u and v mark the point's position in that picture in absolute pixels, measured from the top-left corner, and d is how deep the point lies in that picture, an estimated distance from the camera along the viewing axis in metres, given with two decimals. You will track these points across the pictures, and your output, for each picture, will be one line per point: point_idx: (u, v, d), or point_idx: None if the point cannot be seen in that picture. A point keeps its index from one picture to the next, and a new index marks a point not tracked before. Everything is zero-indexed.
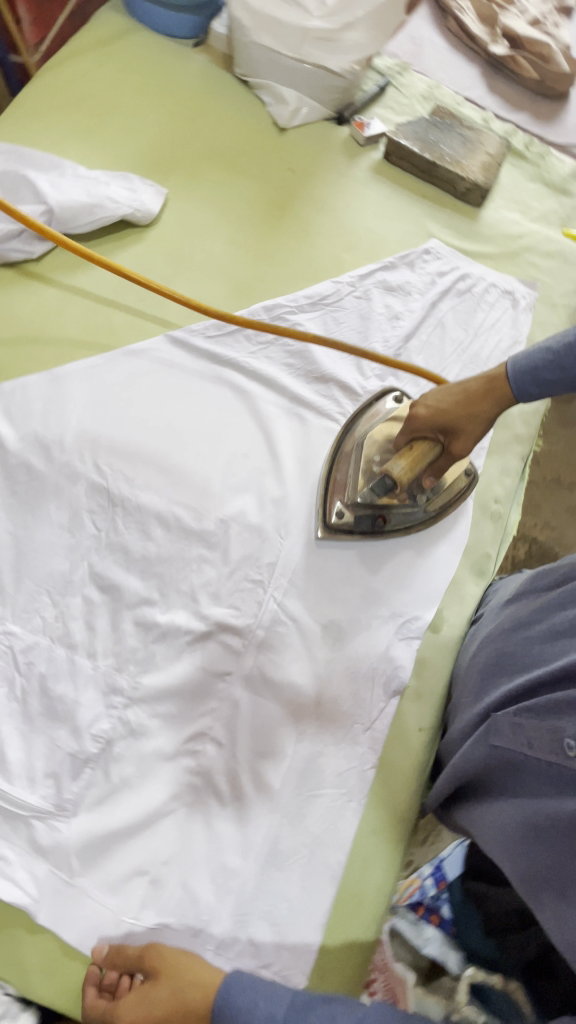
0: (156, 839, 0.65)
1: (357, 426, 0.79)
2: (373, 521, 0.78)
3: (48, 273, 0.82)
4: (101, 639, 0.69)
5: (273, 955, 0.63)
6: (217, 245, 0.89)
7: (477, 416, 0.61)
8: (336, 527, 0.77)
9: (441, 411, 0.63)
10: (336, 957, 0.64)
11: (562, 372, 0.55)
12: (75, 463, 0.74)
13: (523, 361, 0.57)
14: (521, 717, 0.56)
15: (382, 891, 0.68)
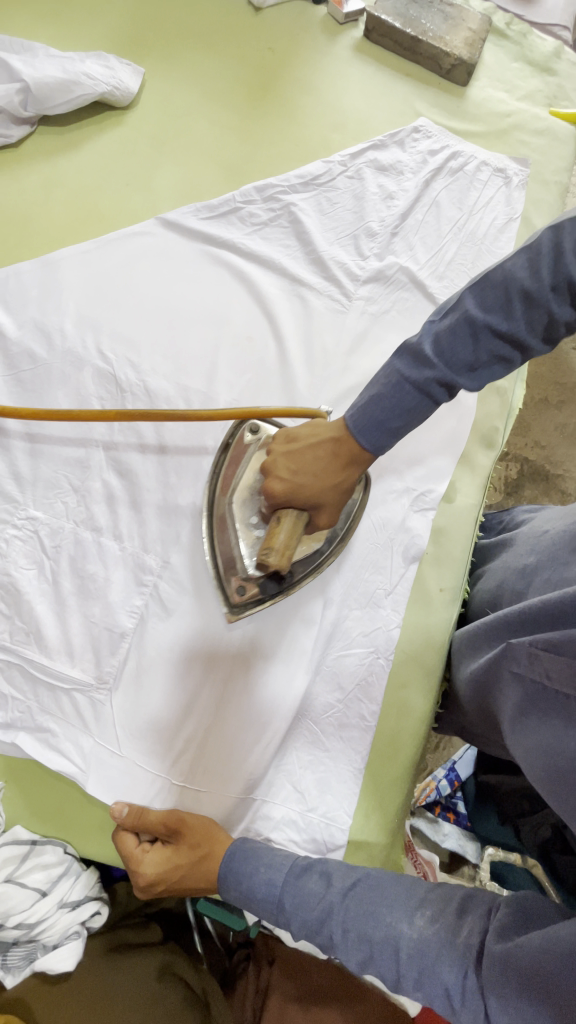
0: (197, 706, 0.65)
1: (223, 479, 0.68)
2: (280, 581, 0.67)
3: (28, 159, 0.78)
4: (125, 520, 0.68)
5: (318, 799, 0.66)
6: (201, 128, 0.85)
7: (343, 471, 0.59)
8: (245, 604, 0.66)
9: (297, 482, 0.59)
10: (376, 799, 0.68)
11: (398, 410, 0.54)
12: (78, 348, 0.71)
13: (357, 414, 0.56)
14: (535, 646, 0.55)
15: (415, 742, 0.70)
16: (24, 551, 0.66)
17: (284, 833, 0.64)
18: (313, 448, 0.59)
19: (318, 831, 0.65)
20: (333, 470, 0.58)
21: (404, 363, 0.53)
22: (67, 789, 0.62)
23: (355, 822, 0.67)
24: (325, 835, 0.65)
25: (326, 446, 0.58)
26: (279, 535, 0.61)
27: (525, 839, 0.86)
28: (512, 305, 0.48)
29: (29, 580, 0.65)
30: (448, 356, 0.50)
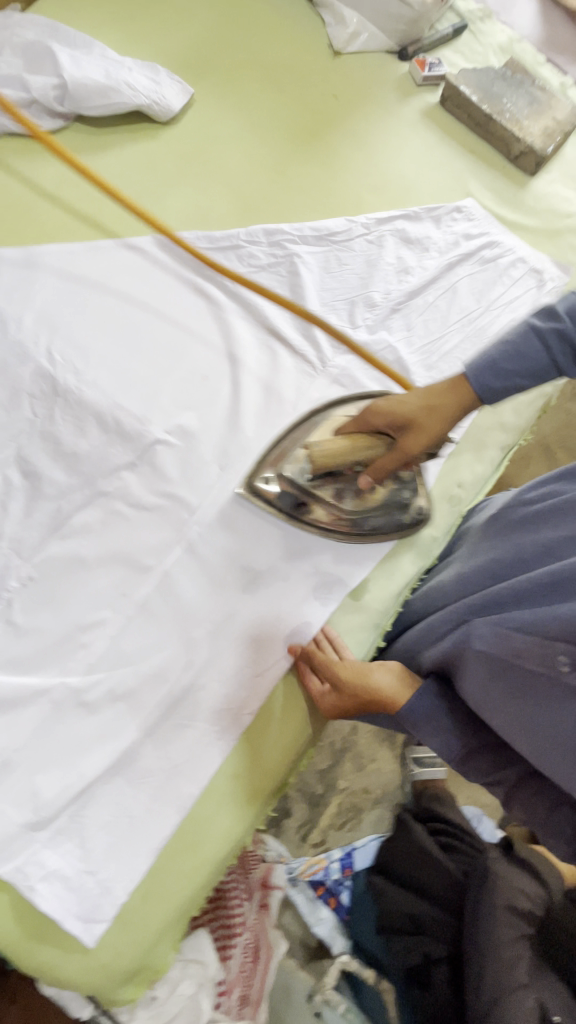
0: (14, 725, 0.64)
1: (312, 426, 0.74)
2: (295, 505, 0.73)
3: (51, 150, 0.79)
4: (11, 521, 0.68)
5: (101, 864, 0.63)
6: (233, 159, 0.85)
7: (433, 414, 0.61)
8: (259, 490, 0.73)
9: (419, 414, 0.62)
10: (162, 885, 0.64)
11: (520, 364, 0.58)
12: (27, 343, 0.72)
13: (475, 365, 0.60)
14: (507, 625, 0.62)
15: (225, 836, 0.67)
16: None
17: (51, 887, 0.61)
18: (416, 395, 0.63)
19: (88, 897, 0.62)
20: (458, 399, 0.61)
21: (538, 321, 0.57)
22: None
23: (131, 902, 0.63)
24: (96, 903, 0.62)
25: (422, 387, 0.64)
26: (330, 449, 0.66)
27: (393, 954, 1.04)
28: (530, 343, 0.57)
29: None
30: (566, 349, 0.56)
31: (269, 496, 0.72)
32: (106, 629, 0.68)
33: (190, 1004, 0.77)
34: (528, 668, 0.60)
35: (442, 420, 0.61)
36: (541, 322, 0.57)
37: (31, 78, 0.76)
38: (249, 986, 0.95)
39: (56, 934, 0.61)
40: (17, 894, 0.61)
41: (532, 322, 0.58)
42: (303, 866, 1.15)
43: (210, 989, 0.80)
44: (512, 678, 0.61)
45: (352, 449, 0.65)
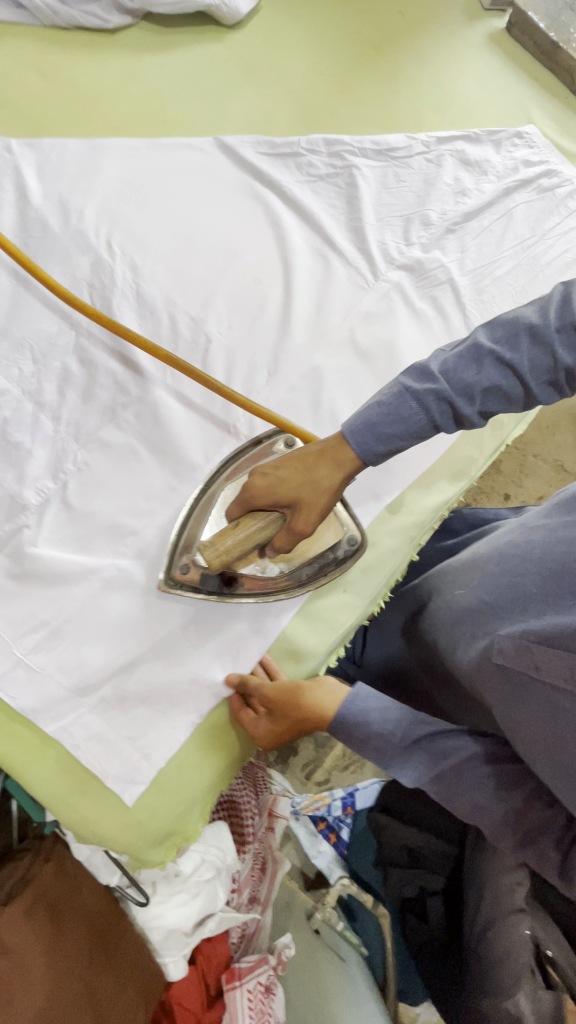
0: (65, 599, 0.67)
1: (233, 472, 0.70)
2: (223, 581, 0.69)
3: (117, 47, 0.79)
4: (68, 407, 0.70)
5: (140, 734, 0.66)
6: (297, 67, 0.84)
7: (316, 487, 0.60)
8: (182, 579, 0.68)
9: (301, 486, 0.59)
10: (196, 754, 0.68)
11: (394, 421, 0.57)
12: (89, 235, 0.72)
13: (353, 426, 0.59)
14: (527, 639, 0.59)
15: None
16: None
17: (94, 749, 0.65)
18: (298, 460, 0.61)
19: (128, 762, 0.65)
20: (329, 473, 0.59)
21: (410, 378, 0.57)
22: None
23: (168, 766, 0.66)
24: (136, 769, 0.65)
25: (306, 453, 0.61)
26: (228, 537, 0.61)
27: (388, 889, 0.98)
28: (404, 403, 0.57)
29: None
30: (458, 383, 0.55)
31: (192, 573, 0.68)
32: (154, 519, 0.71)
33: (206, 889, 0.82)
34: (542, 680, 0.57)
35: (327, 489, 0.59)
36: (417, 386, 0.56)
37: None
38: (256, 890, 1.00)
39: (96, 791, 0.65)
40: (62, 752, 0.65)
41: (406, 382, 0.57)
42: (306, 802, 1.11)
43: (226, 876, 0.86)
44: (525, 689, 0.59)
45: (244, 531, 0.60)
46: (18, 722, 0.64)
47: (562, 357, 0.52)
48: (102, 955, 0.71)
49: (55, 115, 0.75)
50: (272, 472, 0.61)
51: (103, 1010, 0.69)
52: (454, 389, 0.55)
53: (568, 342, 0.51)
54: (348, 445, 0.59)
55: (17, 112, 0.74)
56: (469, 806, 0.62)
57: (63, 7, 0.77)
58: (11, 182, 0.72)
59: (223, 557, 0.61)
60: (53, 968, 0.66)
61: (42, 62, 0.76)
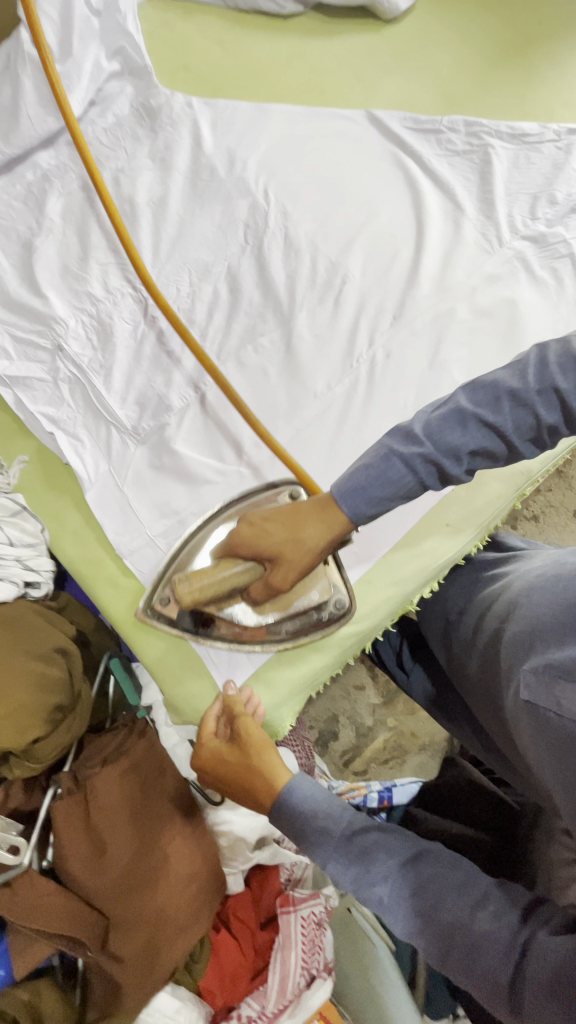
0: (194, 492, 0.73)
1: (236, 511, 0.68)
2: (199, 621, 0.66)
3: (287, 31, 0.90)
4: (214, 328, 0.79)
5: None
6: (442, 59, 0.92)
7: (299, 545, 0.56)
8: (160, 611, 0.66)
9: (281, 545, 0.56)
10: (291, 657, 0.70)
11: (383, 484, 0.54)
12: (249, 182, 0.81)
13: (342, 486, 0.56)
14: (549, 671, 0.53)
15: (359, 635, 0.73)
16: (130, 308, 0.77)
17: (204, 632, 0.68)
18: (284, 518, 0.58)
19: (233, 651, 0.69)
20: (308, 538, 0.56)
21: (395, 439, 0.55)
22: (70, 489, 0.72)
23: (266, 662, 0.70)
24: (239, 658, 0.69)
25: (289, 512, 0.58)
26: (202, 579, 0.58)
27: None
28: (392, 465, 0.54)
29: (123, 329, 0.76)
30: (440, 444, 0.52)
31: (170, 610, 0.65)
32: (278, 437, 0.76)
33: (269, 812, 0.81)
34: (563, 718, 0.51)
35: (307, 552, 0.56)
36: (403, 448, 0.54)
37: None
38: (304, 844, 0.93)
39: (203, 668, 0.69)
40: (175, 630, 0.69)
41: (392, 442, 0.55)
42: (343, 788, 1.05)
43: None
44: (546, 727, 0.53)
45: (223, 571, 0.58)
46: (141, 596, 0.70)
47: (546, 417, 0.51)
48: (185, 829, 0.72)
49: (229, 81, 0.86)
50: (259, 520, 0.59)
51: (173, 888, 0.68)
52: (440, 452, 0.53)
53: (549, 403, 0.50)
54: (338, 508, 0.56)
55: (198, 77, 0.85)
56: (424, 912, 0.47)
57: None
58: (189, 131, 0.82)
59: (197, 595, 0.57)
60: (138, 833, 0.68)
61: (225, 38, 0.87)
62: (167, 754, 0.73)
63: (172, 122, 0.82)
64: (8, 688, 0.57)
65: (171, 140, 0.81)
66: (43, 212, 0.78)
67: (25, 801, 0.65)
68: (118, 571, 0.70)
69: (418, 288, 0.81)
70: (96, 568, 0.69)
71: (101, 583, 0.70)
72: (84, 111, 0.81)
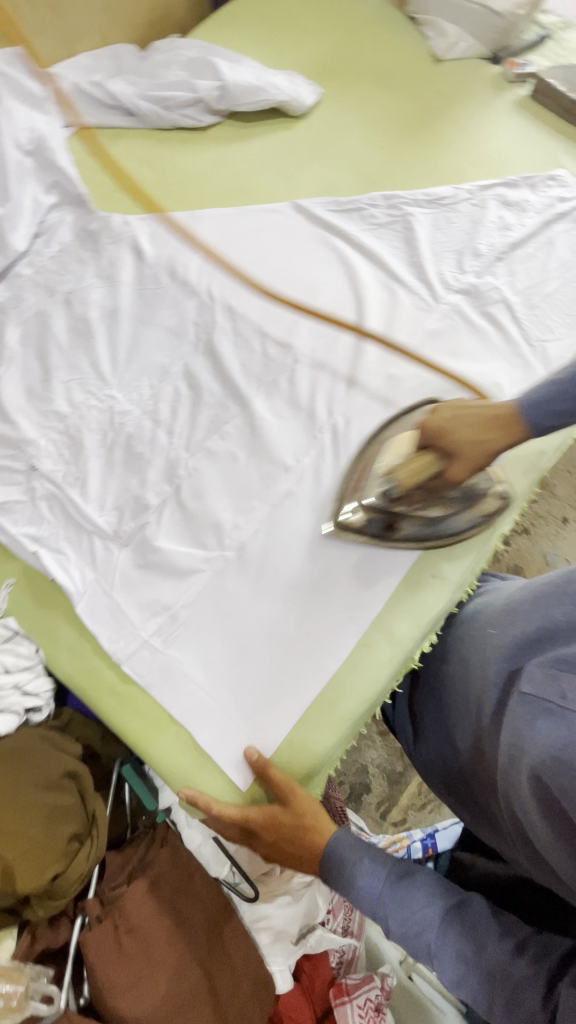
0: (183, 587, 0.74)
1: (373, 443, 0.80)
2: (386, 526, 0.76)
3: (208, 140, 0.97)
4: (180, 423, 0.81)
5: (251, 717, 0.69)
6: (354, 144, 1.00)
7: (480, 442, 0.64)
8: (347, 525, 0.76)
9: (455, 426, 0.65)
10: (303, 737, 0.69)
11: (554, 406, 0.60)
12: (193, 284, 0.87)
13: (530, 397, 0.61)
14: (557, 665, 0.54)
15: (368, 701, 0.72)
16: (97, 418, 0.80)
17: (211, 729, 0.68)
18: (481, 418, 0.65)
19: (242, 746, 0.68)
20: (474, 432, 0.64)
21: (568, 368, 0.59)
22: (60, 604, 0.73)
23: (278, 750, 0.68)
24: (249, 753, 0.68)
25: (480, 414, 0.65)
26: (409, 467, 0.68)
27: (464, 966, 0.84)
28: (558, 391, 0.59)
29: (92, 440, 0.79)
30: None
31: (356, 523, 0.76)
32: (258, 517, 0.78)
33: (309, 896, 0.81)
34: (568, 707, 0.52)
35: (489, 444, 0.64)
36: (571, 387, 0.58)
37: (199, 84, 0.95)
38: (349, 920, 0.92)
39: (216, 764, 0.67)
40: (181, 731, 0.69)
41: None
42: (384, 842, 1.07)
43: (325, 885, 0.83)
44: (547, 716, 0.53)
45: (425, 461, 0.67)
46: (143, 699, 0.70)
47: None
48: (217, 952, 0.70)
49: (161, 195, 0.92)
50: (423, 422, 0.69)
51: (222, 1007, 0.68)
52: None
53: None
54: (520, 419, 0.62)
55: (132, 196, 0.92)
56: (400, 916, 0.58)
57: (165, 113, 0.95)
58: (130, 247, 0.88)
59: (407, 476, 0.68)
60: (176, 950, 0.68)
61: (152, 157, 0.95)
62: (192, 854, 0.74)
63: (114, 241, 0.88)
64: (23, 826, 0.59)
65: (115, 257, 0.87)
66: (3, 342, 0.83)
67: (53, 940, 0.65)
68: (117, 679, 0.70)
69: (366, 357, 0.86)
70: (95, 678, 0.70)
71: (102, 694, 0.70)
72: (30, 244, 0.87)
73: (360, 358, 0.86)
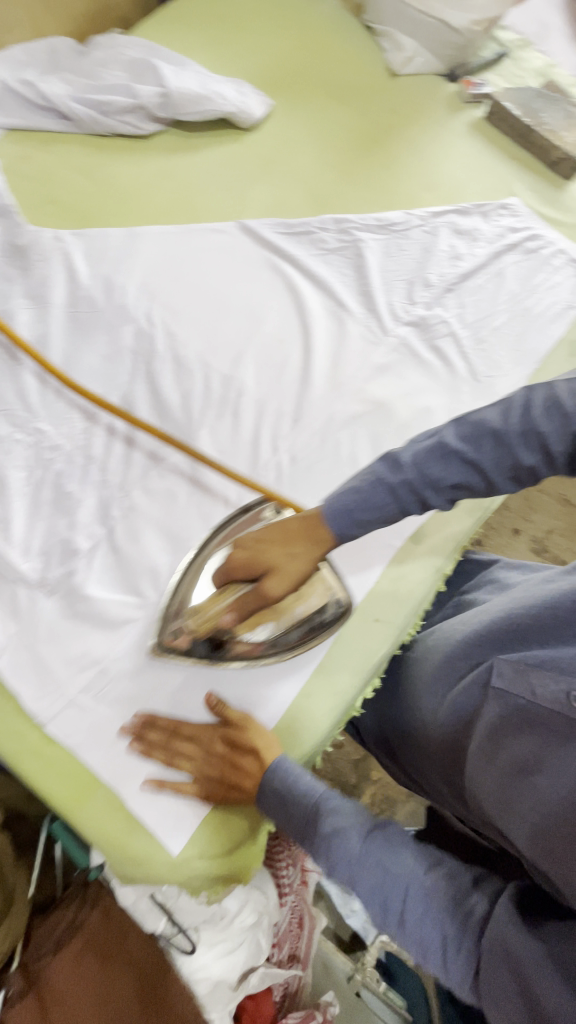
0: (115, 638, 0.70)
1: (228, 533, 0.73)
2: (212, 647, 0.69)
3: (149, 151, 0.92)
4: (114, 458, 0.77)
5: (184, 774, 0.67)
6: (305, 160, 0.96)
7: (279, 559, 0.61)
8: (172, 647, 0.69)
9: (261, 550, 0.62)
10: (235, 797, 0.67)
11: (366, 508, 0.61)
12: (129, 308, 0.82)
13: (332, 502, 0.62)
14: (525, 663, 0.56)
15: (307, 756, 0.71)
16: (23, 453, 0.75)
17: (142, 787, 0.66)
18: (278, 531, 0.63)
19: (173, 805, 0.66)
20: (305, 552, 0.62)
21: (383, 467, 0.61)
22: None
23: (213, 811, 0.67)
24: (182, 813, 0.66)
25: (295, 520, 0.64)
26: (209, 606, 0.64)
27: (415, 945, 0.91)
28: (374, 490, 0.60)
29: (16, 479, 0.74)
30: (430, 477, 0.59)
31: (182, 643, 0.69)
32: None
33: (248, 942, 0.76)
34: (538, 707, 0.54)
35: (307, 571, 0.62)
36: (388, 476, 0.60)
37: (140, 90, 0.89)
38: (295, 947, 0.91)
39: (146, 825, 0.65)
40: (112, 790, 0.66)
41: (379, 473, 0.61)
42: None
43: (269, 927, 0.78)
44: (527, 721, 0.54)
45: (216, 607, 0.63)
46: (69, 757, 0.67)
47: (525, 457, 0.56)
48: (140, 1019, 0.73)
49: (100, 209, 0.87)
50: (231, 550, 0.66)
51: None
52: (422, 484, 0.59)
53: (530, 444, 0.56)
54: (325, 521, 0.62)
55: (67, 209, 0.86)
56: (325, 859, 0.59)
57: (103, 118, 0.89)
58: (63, 265, 0.82)
59: (207, 624, 0.64)
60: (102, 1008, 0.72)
61: (89, 166, 0.89)
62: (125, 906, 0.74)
63: (44, 259, 0.82)
64: None
65: (45, 276, 0.81)
66: None
67: None
68: (42, 742, 0.67)
69: (313, 389, 0.84)
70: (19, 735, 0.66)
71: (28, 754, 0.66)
72: None
73: (307, 392, 0.84)
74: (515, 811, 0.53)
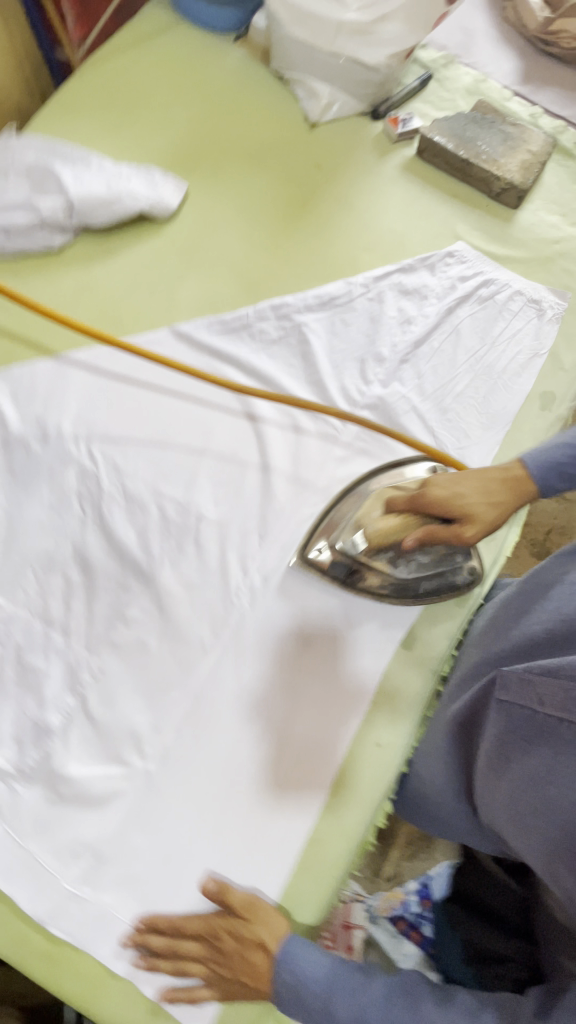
0: (104, 818, 0.67)
1: (344, 505, 0.77)
2: (349, 571, 0.75)
3: (64, 265, 0.86)
4: (76, 618, 0.73)
5: None
6: (232, 241, 0.90)
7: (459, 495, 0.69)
8: (315, 562, 0.76)
9: (459, 489, 0.70)
10: None
11: None
12: (68, 450, 0.77)
13: (533, 457, 0.70)
14: (530, 672, 0.55)
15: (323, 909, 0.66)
16: None
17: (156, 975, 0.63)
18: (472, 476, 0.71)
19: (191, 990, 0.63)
20: (484, 494, 0.70)
21: None
22: None
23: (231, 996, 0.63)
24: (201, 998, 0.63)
25: (489, 475, 0.71)
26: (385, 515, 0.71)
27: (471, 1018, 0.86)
28: None
29: None
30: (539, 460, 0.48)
31: (323, 562, 0.75)
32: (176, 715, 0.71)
33: None
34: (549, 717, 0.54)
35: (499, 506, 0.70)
36: None
37: (41, 203, 0.82)
38: None
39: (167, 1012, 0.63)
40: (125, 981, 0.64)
41: None
42: (380, 902, 0.95)
43: None
44: (540, 732, 0.54)
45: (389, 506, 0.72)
46: (76, 955, 0.64)
47: None
48: None
49: (21, 342, 0.82)
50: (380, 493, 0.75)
51: None
52: None
53: None
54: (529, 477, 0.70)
55: None
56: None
57: (9, 242, 0.84)
58: None
59: (381, 535, 0.71)
60: None
61: (2, 295, 0.83)
62: None
63: None
64: None
65: None
66: None
67: None
68: (46, 943, 0.64)
69: (275, 501, 0.79)
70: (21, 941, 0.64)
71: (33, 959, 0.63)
72: None
73: (269, 504, 0.79)
74: (535, 827, 0.54)
